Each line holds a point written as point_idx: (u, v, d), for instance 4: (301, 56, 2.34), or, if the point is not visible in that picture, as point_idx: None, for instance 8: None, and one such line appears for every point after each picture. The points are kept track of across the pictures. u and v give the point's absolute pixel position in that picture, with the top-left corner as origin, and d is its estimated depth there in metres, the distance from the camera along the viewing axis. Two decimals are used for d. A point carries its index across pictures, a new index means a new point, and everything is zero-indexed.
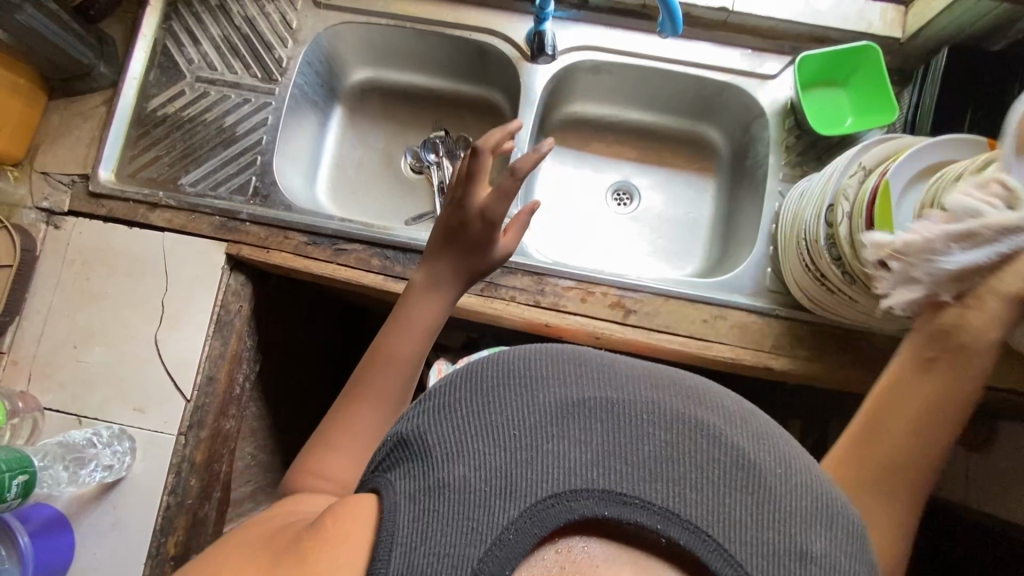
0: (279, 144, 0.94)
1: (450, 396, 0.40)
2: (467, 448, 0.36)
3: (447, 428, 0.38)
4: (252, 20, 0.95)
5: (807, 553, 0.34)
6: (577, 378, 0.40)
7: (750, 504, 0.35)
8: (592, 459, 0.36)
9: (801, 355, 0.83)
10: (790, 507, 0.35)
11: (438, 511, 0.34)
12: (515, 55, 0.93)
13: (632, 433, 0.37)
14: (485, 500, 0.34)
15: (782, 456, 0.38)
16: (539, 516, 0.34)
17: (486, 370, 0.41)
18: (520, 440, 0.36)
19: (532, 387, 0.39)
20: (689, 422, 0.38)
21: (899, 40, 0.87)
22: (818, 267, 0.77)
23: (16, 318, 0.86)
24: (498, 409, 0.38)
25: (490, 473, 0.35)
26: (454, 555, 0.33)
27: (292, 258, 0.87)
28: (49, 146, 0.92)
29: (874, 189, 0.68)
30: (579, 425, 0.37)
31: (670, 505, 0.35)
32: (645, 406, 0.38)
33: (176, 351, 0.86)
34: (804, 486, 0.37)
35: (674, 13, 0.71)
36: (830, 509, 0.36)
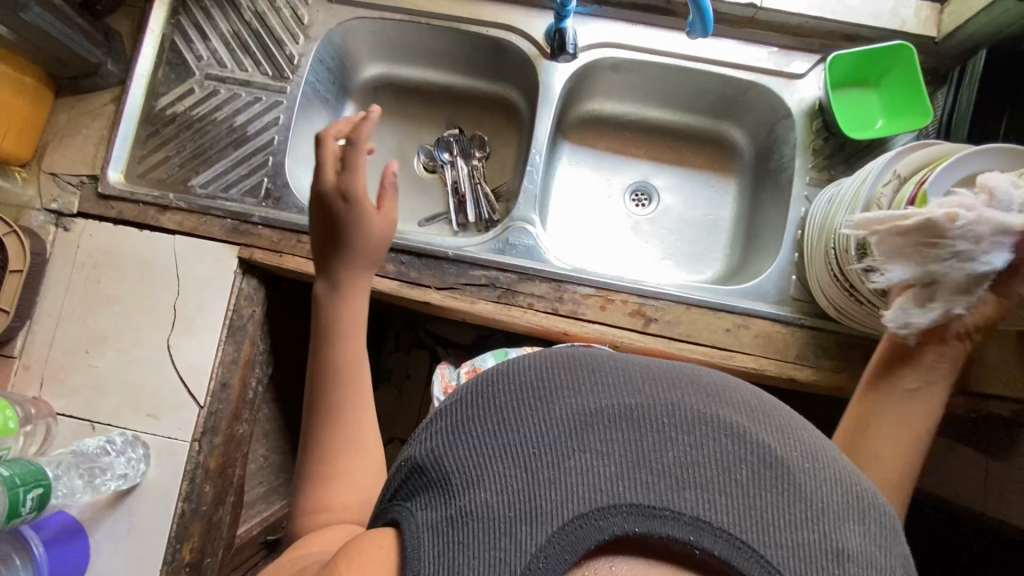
0: (291, 145, 0.91)
1: (462, 415, 0.38)
2: (487, 470, 0.34)
3: (461, 450, 0.36)
4: (263, 15, 0.92)
5: (843, 551, 0.31)
6: (593, 386, 0.37)
7: (780, 504, 0.32)
8: (616, 472, 0.33)
9: (826, 366, 0.81)
10: (822, 504, 0.32)
11: (464, 542, 0.32)
12: (534, 52, 0.90)
13: (654, 440, 0.34)
14: (510, 527, 0.32)
15: (807, 450, 0.35)
16: (569, 539, 0.31)
17: (495, 383, 0.38)
18: (540, 457, 0.34)
19: (546, 399, 0.36)
20: (711, 423, 0.35)
21: (934, 39, 0.83)
22: (848, 277, 0.74)
23: (28, 322, 0.85)
24: (511, 424, 0.36)
25: (513, 497, 0.32)
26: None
27: (305, 263, 0.85)
28: (57, 146, 0.90)
29: (912, 201, 0.65)
30: (600, 437, 0.34)
31: (701, 513, 0.32)
32: (664, 410, 0.35)
33: (189, 357, 0.84)
34: (831, 479, 0.34)
35: (705, 12, 0.67)
36: (860, 499, 0.34)
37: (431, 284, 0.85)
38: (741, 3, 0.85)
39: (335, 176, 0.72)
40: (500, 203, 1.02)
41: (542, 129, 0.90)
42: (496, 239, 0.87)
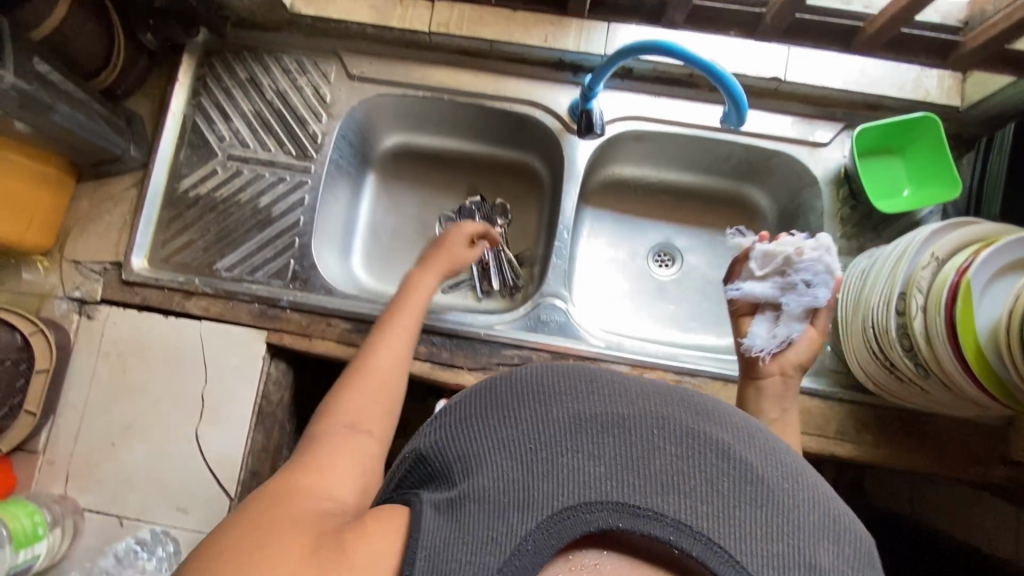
0: (316, 224, 0.91)
1: (471, 415, 0.47)
2: (491, 459, 0.42)
3: (471, 443, 0.44)
4: (284, 94, 0.92)
5: (815, 565, 0.38)
6: (588, 397, 0.45)
7: (755, 516, 0.39)
8: (605, 474, 0.40)
9: (864, 440, 0.81)
10: (798, 522, 0.39)
11: (465, 520, 0.39)
12: (558, 127, 0.90)
13: (644, 448, 0.42)
14: (506, 510, 0.39)
15: (789, 472, 0.42)
16: (556, 526, 0.38)
17: (503, 392, 0.47)
18: (540, 454, 0.41)
19: (547, 406, 0.44)
20: (699, 440, 0.42)
21: (958, 107, 0.84)
22: (888, 354, 0.74)
23: (52, 416, 0.83)
24: (519, 425, 0.43)
25: (513, 486, 0.40)
26: (476, 561, 0.37)
27: (336, 346, 0.85)
28: (79, 233, 0.89)
29: (955, 286, 0.65)
30: (592, 440, 0.42)
31: (682, 516, 0.39)
32: (656, 425, 0.43)
33: (218, 448, 0.82)
34: (812, 501, 0.41)
35: (740, 102, 0.67)
36: (835, 524, 0.40)
37: (464, 364, 0.83)
38: (765, 76, 0.85)
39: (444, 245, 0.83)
40: (524, 267, 1.01)
41: (568, 203, 0.90)
42: (527, 316, 0.86)
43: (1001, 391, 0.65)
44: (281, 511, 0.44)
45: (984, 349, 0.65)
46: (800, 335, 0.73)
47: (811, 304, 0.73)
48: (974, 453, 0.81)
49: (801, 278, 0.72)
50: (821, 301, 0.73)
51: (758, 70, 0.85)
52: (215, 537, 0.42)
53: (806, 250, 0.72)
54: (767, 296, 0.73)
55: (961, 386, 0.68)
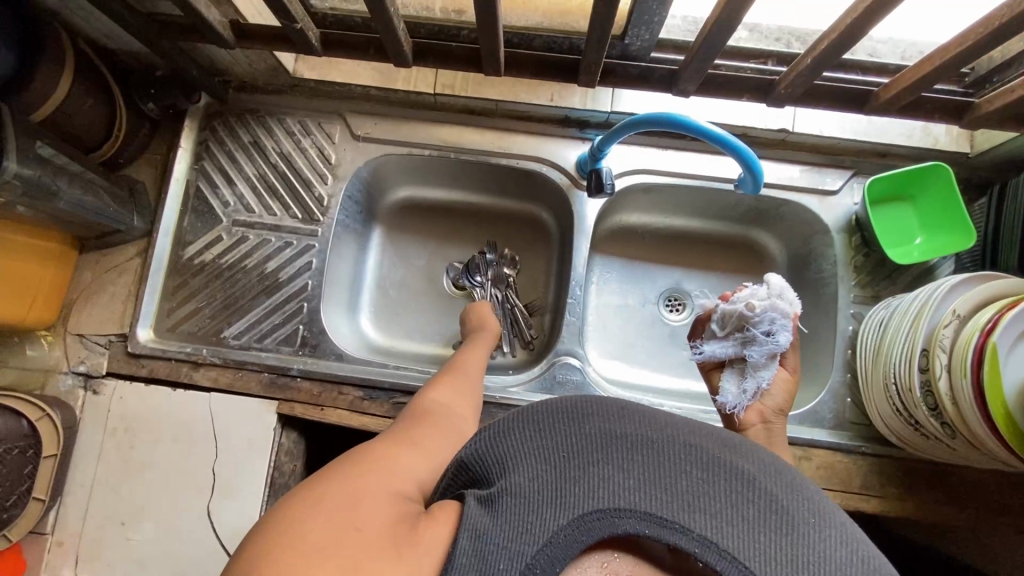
0: (324, 287, 0.90)
1: (507, 423, 0.48)
2: (526, 462, 0.44)
3: (506, 448, 0.46)
4: (289, 156, 0.91)
5: None
6: (622, 416, 0.48)
7: (777, 542, 0.41)
8: (634, 486, 0.43)
9: (890, 495, 0.79)
10: (825, 554, 0.41)
11: (500, 513, 0.41)
12: (565, 182, 0.89)
13: (673, 468, 0.44)
14: (540, 508, 0.41)
15: (815, 508, 0.44)
16: (585, 526, 0.40)
17: (544, 405, 0.49)
18: (573, 462, 0.44)
19: (580, 420, 0.47)
20: (726, 467, 0.45)
21: (967, 154, 0.84)
22: (912, 413, 0.74)
23: (59, 497, 0.81)
24: (557, 436, 0.46)
25: (547, 486, 0.42)
26: (511, 549, 0.39)
27: (349, 415, 0.83)
28: (83, 304, 0.87)
29: (980, 348, 0.64)
30: (623, 455, 0.44)
31: (708, 533, 0.41)
32: (685, 447, 0.46)
33: (230, 524, 0.80)
34: (840, 540, 0.42)
35: (756, 170, 0.67)
36: (868, 565, 0.41)
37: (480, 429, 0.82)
38: (773, 128, 0.85)
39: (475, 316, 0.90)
40: (534, 317, 1.00)
41: (579, 258, 0.89)
42: (543, 376, 0.86)
43: None
44: (366, 481, 0.46)
45: (1014, 414, 0.63)
46: (771, 382, 0.73)
47: (775, 350, 0.72)
48: (1003, 504, 0.79)
49: (757, 330, 0.72)
50: (784, 345, 0.71)
51: (766, 123, 0.85)
52: (313, 481, 0.45)
53: (755, 302, 0.72)
54: (727, 354, 0.74)
55: (990, 447, 0.66)
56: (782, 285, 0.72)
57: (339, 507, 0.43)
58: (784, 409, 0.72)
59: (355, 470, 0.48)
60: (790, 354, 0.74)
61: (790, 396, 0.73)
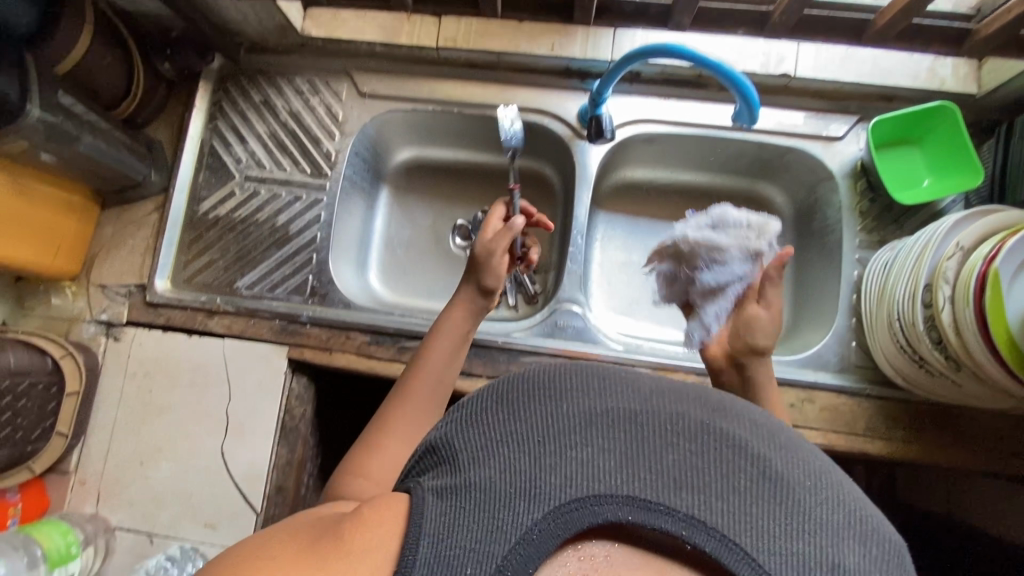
0: (333, 240, 0.92)
1: (478, 408, 0.42)
2: (494, 452, 0.38)
3: (476, 435, 0.40)
4: (298, 114, 0.94)
5: (841, 566, 0.34)
6: (600, 392, 0.41)
7: (777, 514, 0.35)
8: (615, 467, 0.37)
9: (897, 437, 0.79)
10: (821, 519, 0.36)
11: (465, 508, 0.36)
12: (567, 133, 0.90)
13: (657, 443, 0.38)
14: (511, 501, 0.35)
15: (812, 471, 0.38)
16: (564, 517, 0.35)
17: (515, 383, 0.43)
18: (545, 446, 0.38)
19: (557, 397, 0.41)
20: (717, 435, 0.39)
21: (975, 95, 0.82)
22: (916, 349, 0.73)
23: (83, 436, 0.85)
24: (525, 417, 0.40)
25: (516, 476, 0.36)
26: (478, 551, 0.34)
27: (356, 359, 0.85)
28: (105, 256, 0.91)
29: (983, 275, 0.63)
30: (602, 433, 0.38)
31: (695, 512, 0.35)
32: (670, 419, 0.40)
33: (244, 464, 0.84)
34: (835, 501, 0.37)
35: (751, 98, 0.67)
36: (865, 526, 0.36)
37: (482, 373, 0.84)
38: (775, 73, 0.84)
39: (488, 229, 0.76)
40: (539, 275, 1.02)
41: (581, 209, 0.90)
42: (544, 322, 0.87)
43: None
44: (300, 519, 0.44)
45: (1018, 339, 0.62)
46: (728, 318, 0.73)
47: (716, 283, 0.74)
48: (1011, 447, 0.78)
49: (696, 264, 0.76)
50: (721, 276, 0.74)
51: (767, 68, 0.84)
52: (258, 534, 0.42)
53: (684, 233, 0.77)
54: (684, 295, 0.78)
55: (996, 377, 0.65)
56: (717, 214, 0.76)
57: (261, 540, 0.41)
58: (761, 350, 0.68)
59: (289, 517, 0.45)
60: (771, 293, 0.69)
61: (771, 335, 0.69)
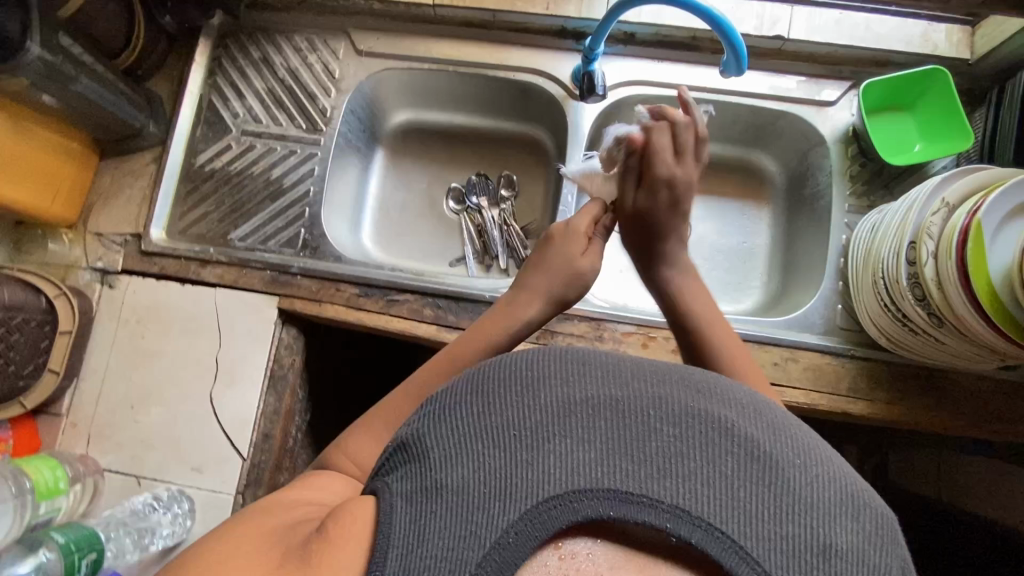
0: (326, 195, 0.94)
1: (451, 400, 0.41)
2: (466, 450, 0.38)
3: (449, 430, 0.39)
4: (295, 71, 0.95)
5: (829, 546, 0.34)
6: (580, 379, 0.40)
7: (764, 497, 0.35)
8: (594, 459, 0.37)
9: (879, 398, 0.79)
10: (809, 500, 0.36)
11: (437, 512, 0.35)
12: (561, 94, 0.91)
13: (639, 431, 0.38)
14: (485, 502, 0.35)
15: (800, 448, 0.38)
16: (540, 517, 0.35)
17: (489, 372, 0.42)
18: (521, 441, 0.37)
19: (533, 387, 0.40)
20: (699, 418, 0.38)
21: (968, 60, 0.83)
22: (899, 306, 0.73)
23: (75, 379, 0.86)
24: (499, 410, 0.39)
25: (491, 476, 0.36)
26: (454, 557, 0.34)
27: (345, 310, 0.86)
28: (102, 206, 0.92)
29: (965, 228, 0.63)
30: (580, 424, 0.38)
31: (678, 501, 0.35)
32: (651, 404, 0.39)
33: (232, 411, 0.85)
34: (826, 477, 0.37)
35: (739, 50, 0.68)
36: (855, 500, 0.37)
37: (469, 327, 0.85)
38: (769, 35, 0.85)
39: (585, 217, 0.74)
40: (531, 240, 1.00)
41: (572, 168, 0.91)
42: None
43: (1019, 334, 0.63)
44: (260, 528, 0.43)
45: (998, 292, 0.62)
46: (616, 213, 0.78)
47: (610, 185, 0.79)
48: (994, 413, 0.78)
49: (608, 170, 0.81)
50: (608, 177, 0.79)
51: (761, 30, 0.85)
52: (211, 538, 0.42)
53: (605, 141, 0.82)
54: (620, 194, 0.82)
55: (977, 332, 0.65)
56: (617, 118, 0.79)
57: (229, 549, 0.40)
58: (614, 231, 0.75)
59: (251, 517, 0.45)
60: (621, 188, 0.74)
61: (672, 207, 0.71)
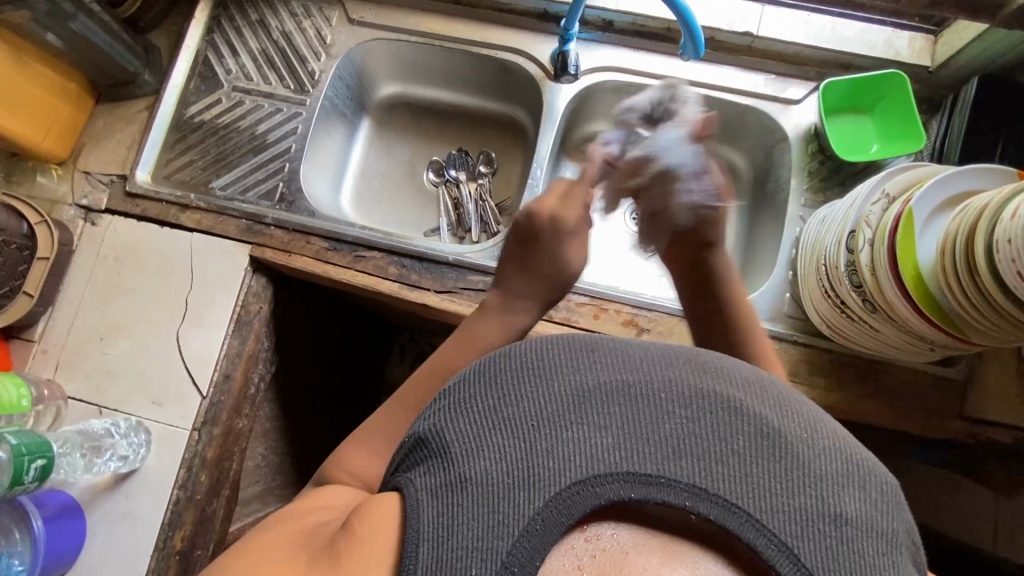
0: (307, 153, 0.97)
1: (466, 394, 0.42)
2: (487, 441, 0.38)
3: (466, 422, 0.39)
4: (289, 35, 1.00)
5: (840, 515, 0.35)
6: (591, 366, 0.41)
7: (779, 473, 0.36)
8: (612, 444, 0.37)
9: (817, 384, 0.82)
10: (818, 471, 0.37)
11: (463, 505, 0.35)
12: (539, 73, 0.95)
13: (651, 414, 0.39)
14: (510, 491, 0.35)
15: (805, 423, 0.39)
16: (565, 503, 0.35)
17: (500, 363, 0.43)
18: (540, 429, 0.38)
19: (547, 376, 0.40)
20: (707, 400, 0.39)
21: (928, 68, 0.86)
22: (838, 292, 0.75)
23: (49, 308, 0.89)
24: (514, 400, 0.40)
25: (514, 465, 0.36)
26: (483, 547, 0.34)
27: (313, 263, 0.90)
28: (93, 147, 0.97)
29: (898, 217, 0.66)
30: (596, 411, 0.38)
31: (697, 481, 0.36)
32: (661, 388, 0.40)
33: (196, 349, 0.88)
34: (831, 448, 0.38)
35: (696, 35, 0.72)
36: (858, 468, 0.38)
37: (431, 287, 0.88)
38: (737, 30, 0.89)
39: (575, 206, 0.76)
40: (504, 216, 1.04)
41: (544, 144, 0.94)
42: (496, 247, 0.90)
43: (943, 320, 0.66)
44: (277, 533, 0.45)
45: (924, 278, 0.65)
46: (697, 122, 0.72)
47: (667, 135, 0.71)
48: (930, 406, 0.81)
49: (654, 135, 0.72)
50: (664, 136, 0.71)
51: (730, 24, 0.89)
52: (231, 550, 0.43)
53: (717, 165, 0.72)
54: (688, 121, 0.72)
55: (907, 319, 0.68)
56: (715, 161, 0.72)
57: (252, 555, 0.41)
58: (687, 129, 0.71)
59: (268, 528, 0.46)
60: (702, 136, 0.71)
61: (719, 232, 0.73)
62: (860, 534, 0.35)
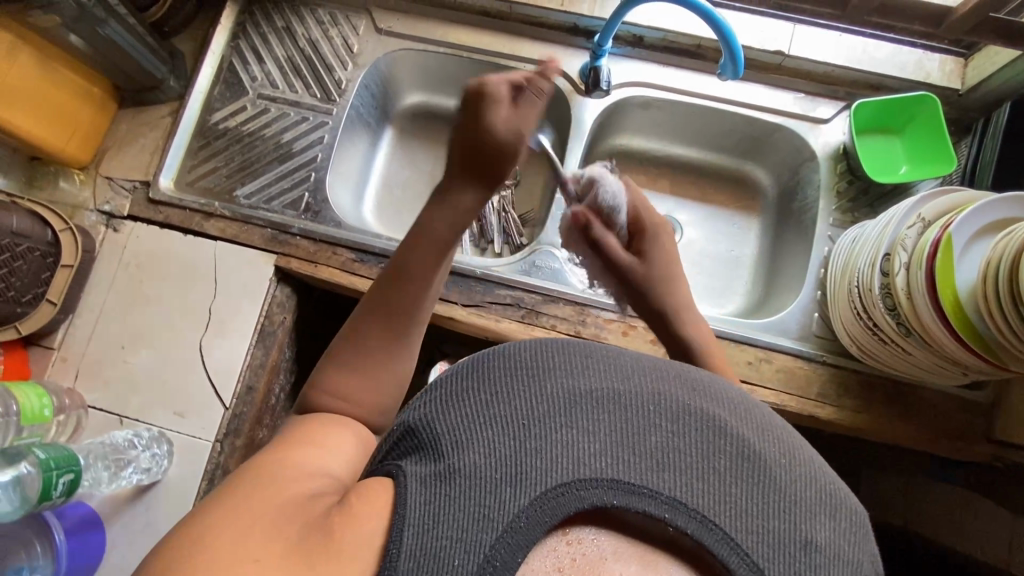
0: (332, 162, 0.97)
1: (460, 390, 0.41)
2: (478, 436, 0.37)
3: (459, 417, 0.39)
4: (316, 42, 0.99)
5: (810, 541, 0.35)
6: (585, 372, 0.40)
7: (757, 495, 0.36)
8: (600, 450, 0.36)
9: (845, 405, 0.82)
10: (795, 496, 0.36)
11: (450, 496, 0.34)
12: (567, 88, 0.94)
13: (639, 425, 0.38)
14: (497, 487, 0.34)
15: (785, 449, 0.39)
16: (550, 503, 0.34)
17: (497, 362, 0.42)
18: (529, 429, 0.37)
19: (541, 379, 0.40)
20: (696, 416, 0.39)
21: (958, 91, 0.87)
22: (870, 314, 0.75)
23: (70, 315, 0.88)
24: (506, 399, 0.39)
25: (503, 461, 0.35)
26: (466, 540, 0.33)
27: (339, 274, 0.89)
28: (116, 152, 0.95)
29: (936, 241, 0.66)
30: (586, 416, 0.38)
31: (678, 494, 0.35)
32: (650, 399, 0.39)
33: (219, 360, 0.87)
34: (807, 476, 0.38)
35: (736, 56, 0.72)
36: (831, 499, 0.38)
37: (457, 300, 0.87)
38: (768, 49, 0.89)
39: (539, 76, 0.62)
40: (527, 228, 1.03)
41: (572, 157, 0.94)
42: (522, 261, 0.90)
43: (981, 345, 0.65)
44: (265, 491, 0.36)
45: (963, 304, 0.65)
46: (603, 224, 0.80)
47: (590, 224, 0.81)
48: (957, 429, 0.81)
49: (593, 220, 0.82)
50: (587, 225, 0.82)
51: (762, 43, 0.89)
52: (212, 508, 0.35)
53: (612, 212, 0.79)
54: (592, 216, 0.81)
55: (942, 343, 0.68)
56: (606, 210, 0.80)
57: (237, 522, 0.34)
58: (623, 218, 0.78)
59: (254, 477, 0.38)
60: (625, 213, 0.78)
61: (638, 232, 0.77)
62: (828, 562, 0.35)
